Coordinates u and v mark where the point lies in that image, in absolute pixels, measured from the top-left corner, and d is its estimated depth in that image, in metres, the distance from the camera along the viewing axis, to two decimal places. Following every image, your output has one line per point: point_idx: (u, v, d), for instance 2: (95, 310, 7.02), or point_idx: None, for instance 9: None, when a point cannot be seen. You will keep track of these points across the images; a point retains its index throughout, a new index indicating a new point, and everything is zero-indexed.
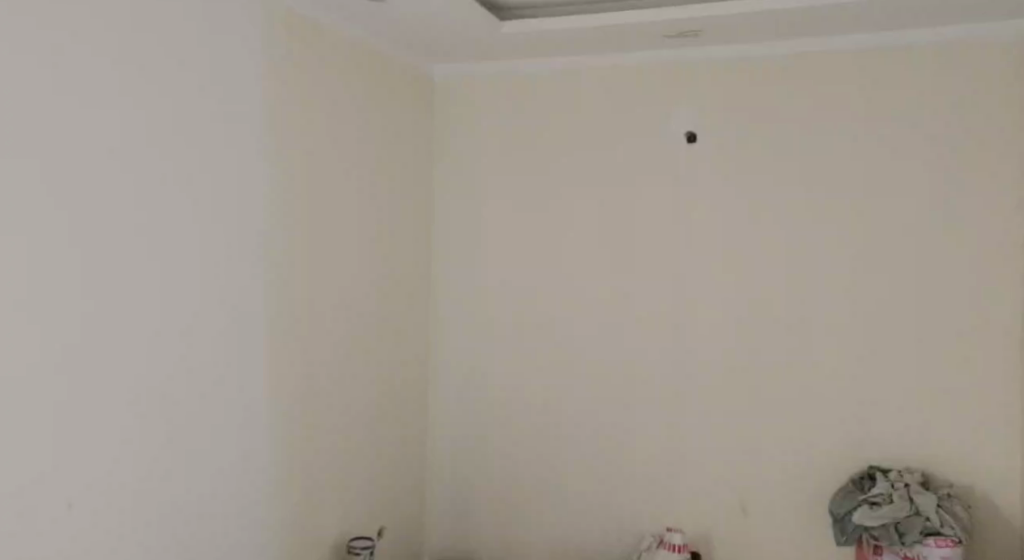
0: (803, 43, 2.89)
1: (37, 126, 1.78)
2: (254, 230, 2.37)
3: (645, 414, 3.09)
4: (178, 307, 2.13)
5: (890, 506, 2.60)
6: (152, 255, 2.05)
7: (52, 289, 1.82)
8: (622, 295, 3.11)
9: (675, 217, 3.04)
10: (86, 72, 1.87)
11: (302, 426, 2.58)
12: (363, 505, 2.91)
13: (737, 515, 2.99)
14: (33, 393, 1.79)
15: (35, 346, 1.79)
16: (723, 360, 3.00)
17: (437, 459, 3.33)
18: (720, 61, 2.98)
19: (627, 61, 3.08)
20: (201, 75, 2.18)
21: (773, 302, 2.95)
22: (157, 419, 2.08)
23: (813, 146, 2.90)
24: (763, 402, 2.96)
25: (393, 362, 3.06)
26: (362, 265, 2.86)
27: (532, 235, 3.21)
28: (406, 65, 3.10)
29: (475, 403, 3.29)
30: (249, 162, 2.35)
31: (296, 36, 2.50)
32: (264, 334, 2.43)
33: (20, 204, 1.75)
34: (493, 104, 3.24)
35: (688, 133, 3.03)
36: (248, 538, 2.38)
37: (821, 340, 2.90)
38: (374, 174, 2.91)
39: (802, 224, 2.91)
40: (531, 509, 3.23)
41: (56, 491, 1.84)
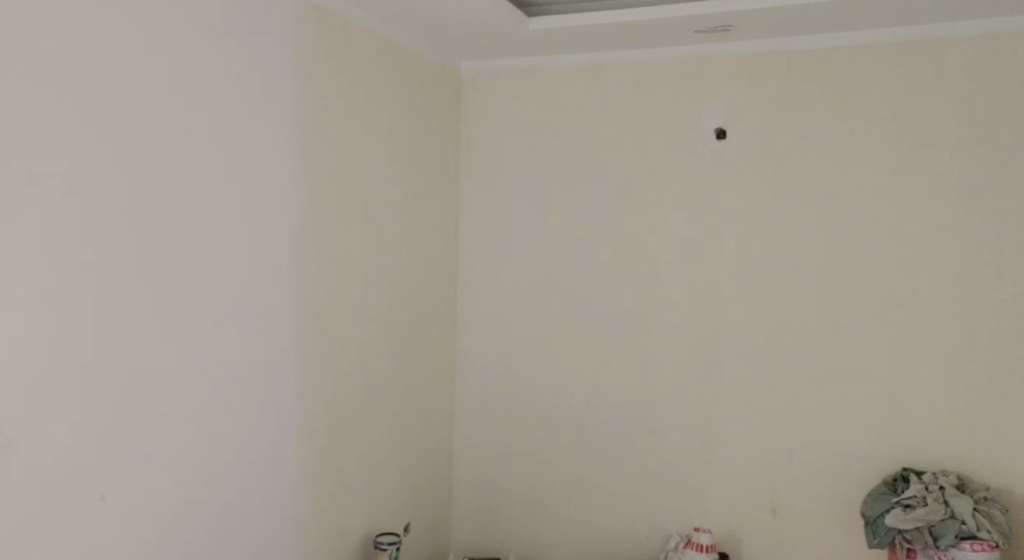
0: (837, 38, 2.83)
1: (45, 123, 1.76)
2: (280, 227, 2.37)
3: (671, 414, 3.05)
4: (198, 308, 2.11)
5: (924, 509, 2.54)
6: (170, 254, 2.03)
7: (64, 289, 1.81)
8: (650, 293, 3.07)
9: (699, 214, 3.00)
10: (100, 70, 1.85)
11: (327, 424, 2.57)
12: (387, 502, 2.89)
13: (766, 516, 2.94)
14: (45, 394, 1.78)
15: (44, 346, 1.78)
16: (751, 360, 2.95)
17: (464, 457, 3.32)
18: (752, 56, 2.93)
19: (654, 56, 3.04)
20: (228, 73, 2.17)
21: (800, 301, 2.89)
22: (184, 414, 2.08)
23: (844, 143, 2.84)
24: (791, 402, 2.91)
25: (417, 360, 3.05)
26: (387, 262, 2.84)
27: (560, 232, 3.18)
28: (432, 62, 3.08)
29: (502, 401, 3.27)
30: (274, 159, 2.34)
31: (322, 31, 2.49)
32: (289, 330, 2.42)
33: (45, 201, 1.77)
34: (521, 100, 3.21)
35: (718, 129, 2.98)
36: (274, 533, 2.37)
37: (853, 340, 2.84)
38: (399, 171, 2.89)
39: (836, 220, 2.85)
40: (559, 507, 3.20)
41: (71, 492, 1.83)
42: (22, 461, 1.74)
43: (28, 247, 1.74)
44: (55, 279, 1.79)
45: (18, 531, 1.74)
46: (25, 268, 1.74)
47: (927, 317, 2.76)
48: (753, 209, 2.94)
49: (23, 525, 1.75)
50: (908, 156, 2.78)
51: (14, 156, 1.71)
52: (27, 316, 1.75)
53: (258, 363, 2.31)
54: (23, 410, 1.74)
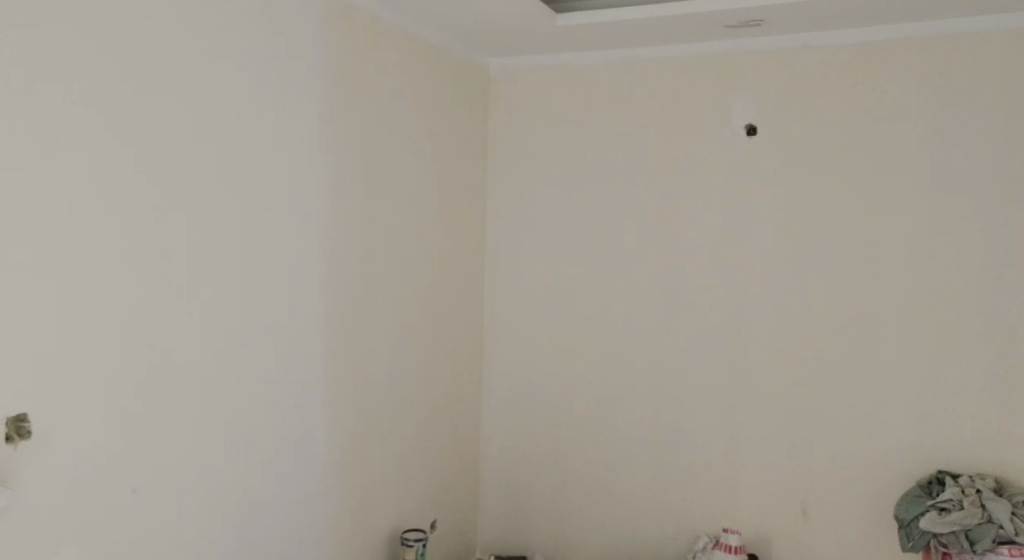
0: (871, 32, 2.79)
1: (78, 124, 1.77)
2: (309, 221, 2.37)
3: (700, 414, 3.02)
4: (228, 305, 2.12)
5: (960, 512, 2.49)
6: (198, 253, 2.03)
7: (96, 291, 1.82)
8: (679, 291, 3.04)
9: (730, 212, 2.97)
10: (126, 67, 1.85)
11: (354, 420, 2.57)
12: (415, 499, 2.90)
13: (797, 518, 2.90)
14: (76, 395, 1.79)
15: (75, 345, 1.78)
16: (782, 360, 2.91)
17: (489, 454, 3.32)
18: (783, 51, 2.89)
19: (685, 52, 3.01)
20: (257, 70, 2.18)
21: (832, 300, 2.85)
22: (214, 407, 2.09)
23: (878, 139, 2.79)
24: (822, 403, 2.87)
25: (444, 357, 3.05)
26: (414, 259, 2.84)
27: (588, 229, 3.16)
28: (460, 59, 3.07)
29: (528, 399, 3.26)
30: (303, 155, 2.34)
31: (351, 27, 2.48)
32: (318, 325, 2.42)
33: (79, 200, 1.77)
34: (549, 96, 3.19)
35: (748, 126, 2.94)
36: (301, 528, 2.38)
37: (887, 340, 2.79)
38: (427, 167, 2.89)
39: (869, 217, 2.81)
40: (585, 505, 3.19)
41: (98, 493, 1.83)
42: (48, 463, 1.74)
43: (56, 246, 1.74)
44: (83, 278, 1.79)
45: (45, 533, 1.74)
46: (55, 267, 1.74)
47: (965, 318, 2.70)
48: (785, 207, 2.90)
49: (50, 527, 1.75)
50: (945, 153, 2.72)
51: (42, 153, 1.71)
52: (59, 317, 1.75)
53: (287, 358, 2.32)
54: (50, 410, 1.74)
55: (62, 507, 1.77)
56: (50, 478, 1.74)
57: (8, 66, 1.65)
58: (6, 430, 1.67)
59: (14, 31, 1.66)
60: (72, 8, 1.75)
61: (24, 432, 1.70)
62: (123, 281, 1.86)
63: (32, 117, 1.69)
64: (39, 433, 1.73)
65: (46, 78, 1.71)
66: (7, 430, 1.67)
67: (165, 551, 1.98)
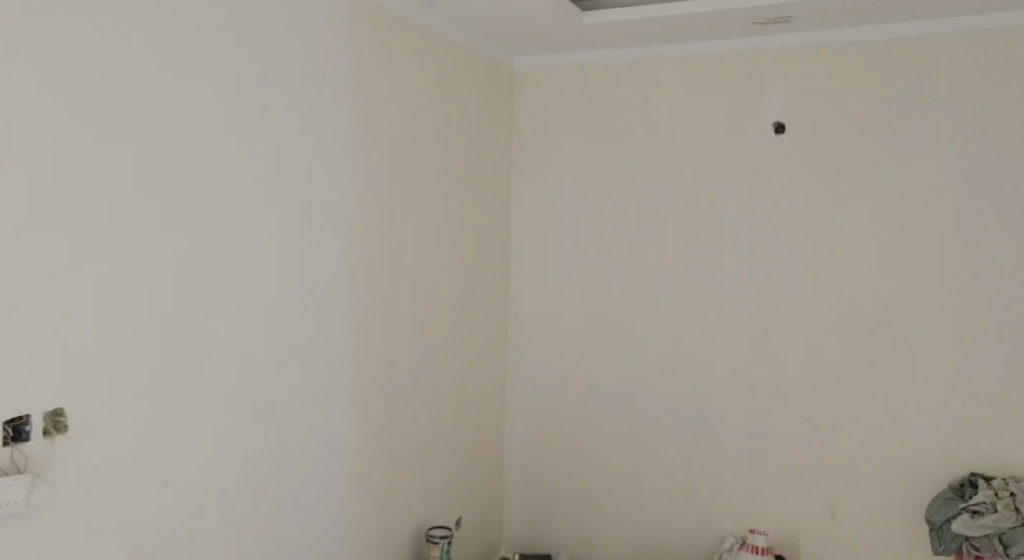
0: (903, 28, 2.74)
1: (113, 125, 1.78)
2: (337, 220, 2.38)
3: (726, 413, 3.00)
4: (258, 302, 2.14)
5: (994, 515, 2.46)
6: (229, 251, 2.05)
7: (131, 289, 1.84)
8: (705, 290, 3.02)
9: (757, 210, 2.94)
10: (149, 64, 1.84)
11: (379, 417, 2.58)
12: (440, 496, 2.90)
13: (825, 519, 2.87)
14: (112, 391, 1.81)
15: (111, 343, 1.81)
16: (810, 360, 2.88)
17: (515, 451, 3.32)
18: (813, 48, 2.85)
19: (712, 48, 2.98)
20: (285, 69, 2.18)
21: (861, 299, 2.82)
22: (245, 403, 2.11)
23: (909, 137, 2.75)
24: (851, 403, 2.83)
25: (469, 355, 3.05)
26: (439, 256, 2.84)
27: (614, 227, 3.14)
28: (485, 56, 3.06)
29: (552, 397, 3.25)
30: (331, 154, 2.35)
31: (376, 24, 2.48)
32: (346, 322, 2.43)
33: (114, 199, 1.79)
34: (574, 94, 3.18)
35: (776, 123, 2.91)
36: (327, 524, 2.39)
37: (917, 340, 2.75)
38: (452, 164, 2.89)
39: (900, 216, 2.77)
40: (610, 504, 3.18)
41: (131, 489, 1.85)
42: (82, 460, 1.76)
43: (84, 244, 1.75)
44: (111, 275, 1.80)
45: (79, 529, 1.76)
46: (91, 266, 1.76)
47: (999, 318, 2.66)
48: (813, 206, 2.87)
49: (83, 523, 1.77)
50: (980, 151, 2.67)
51: (76, 153, 1.72)
52: (97, 315, 1.78)
53: (317, 355, 2.33)
54: (83, 407, 1.76)
55: (95, 504, 1.79)
56: (84, 474, 1.76)
57: (26, 65, 1.64)
58: (43, 425, 1.70)
59: (34, 30, 1.65)
60: (98, 6, 1.75)
61: (61, 426, 1.72)
62: (153, 280, 1.88)
63: (68, 119, 1.71)
64: (74, 429, 1.75)
65: (67, 75, 1.70)
66: (44, 424, 1.70)
67: (197, 548, 2.00)
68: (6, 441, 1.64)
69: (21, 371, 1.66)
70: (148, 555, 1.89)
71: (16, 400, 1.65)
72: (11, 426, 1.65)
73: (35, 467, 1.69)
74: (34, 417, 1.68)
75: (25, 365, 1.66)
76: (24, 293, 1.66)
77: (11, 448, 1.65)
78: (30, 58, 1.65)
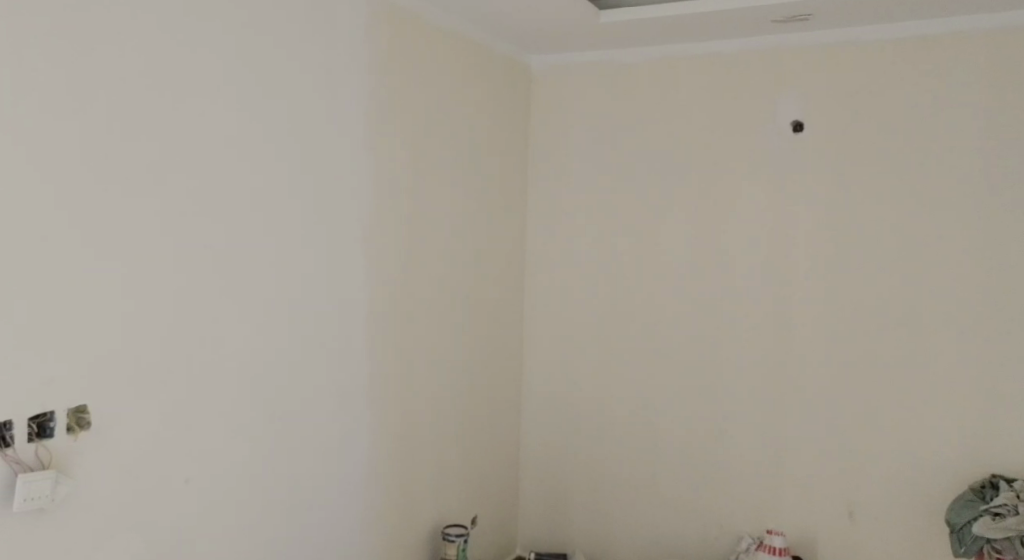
0: (923, 26, 2.72)
1: (134, 124, 1.79)
2: (355, 219, 2.39)
3: (743, 413, 2.99)
4: (277, 300, 2.15)
5: (1016, 518, 2.44)
6: (248, 248, 2.06)
7: (153, 286, 1.85)
8: (722, 289, 3.01)
9: (775, 210, 2.92)
10: (171, 64, 1.86)
11: (396, 415, 2.58)
12: (456, 495, 2.91)
13: (842, 520, 2.86)
14: (135, 388, 1.83)
15: (134, 340, 1.82)
16: (828, 361, 2.86)
17: (530, 450, 3.32)
18: (831, 46, 2.83)
19: (730, 47, 2.96)
20: (302, 68, 2.19)
21: (879, 299, 2.80)
22: (265, 401, 2.13)
23: (929, 136, 2.73)
24: (869, 404, 2.81)
25: (485, 354, 3.05)
26: (456, 253, 2.84)
27: (630, 226, 3.14)
28: (502, 55, 3.06)
29: (568, 396, 3.25)
30: (348, 153, 2.36)
31: (393, 23, 2.48)
32: (363, 321, 2.43)
33: (136, 197, 1.80)
34: (591, 93, 3.17)
35: (795, 122, 2.89)
36: (344, 521, 2.40)
37: (936, 341, 2.73)
38: (468, 163, 2.88)
39: (919, 215, 2.74)
40: (625, 504, 3.17)
41: (153, 485, 1.87)
42: (104, 456, 1.77)
43: (106, 243, 1.76)
44: (133, 274, 1.81)
45: (102, 525, 1.78)
46: (114, 264, 1.77)
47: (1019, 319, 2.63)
48: (831, 204, 2.85)
49: (106, 520, 1.78)
50: (1002, 150, 2.64)
51: (99, 151, 1.73)
52: (120, 312, 1.79)
53: (334, 353, 2.34)
54: (106, 404, 1.77)
55: (118, 500, 1.80)
56: (107, 471, 1.78)
57: (50, 64, 1.65)
58: (67, 421, 1.71)
59: (58, 30, 1.66)
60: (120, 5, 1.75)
61: (84, 422, 1.74)
62: (174, 277, 1.89)
63: (92, 118, 1.72)
64: (96, 425, 1.76)
65: (90, 74, 1.71)
66: (68, 421, 1.71)
67: (216, 545, 2.02)
68: (31, 437, 1.66)
69: (45, 369, 1.67)
70: (169, 551, 1.91)
71: (40, 397, 1.67)
72: (36, 423, 1.66)
73: (59, 463, 1.70)
74: (58, 413, 1.70)
75: (48, 363, 1.67)
76: (48, 291, 1.67)
77: (36, 444, 1.66)
78: (55, 58, 1.65)
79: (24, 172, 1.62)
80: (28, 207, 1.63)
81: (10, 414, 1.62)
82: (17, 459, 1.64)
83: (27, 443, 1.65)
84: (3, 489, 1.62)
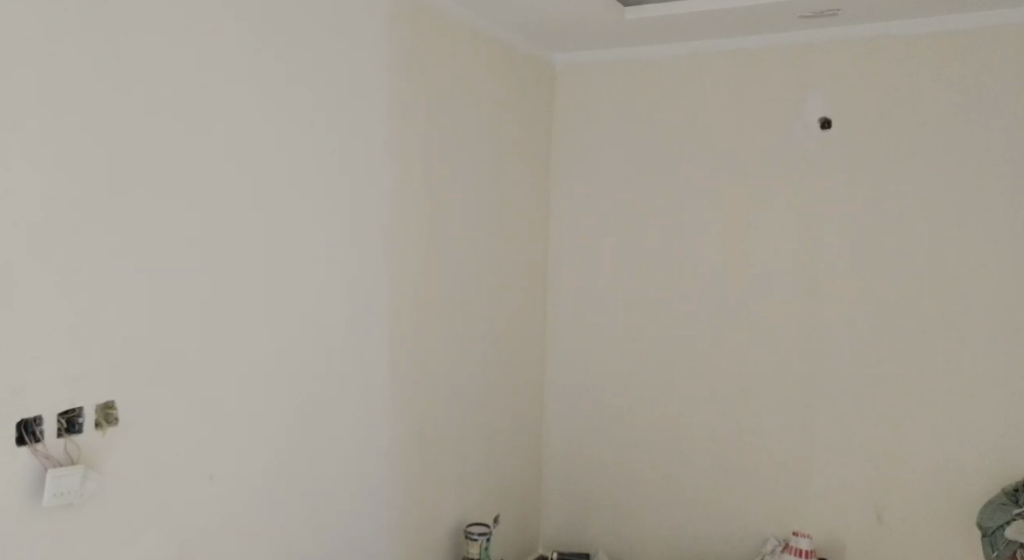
0: (955, 20, 2.66)
1: (160, 123, 1.79)
2: (380, 217, 2.39)
3: (769, 412, 2.96)
4: (301, 298, 2.15)
5: None
6: (272, 247, 2.06)
7: (180, 284, 1.85)
8: (747, 287, 2.98)
9: (801, 208, 2.89)
10: (197, 64, 1.85)
11: (419, 412, 2.58)
12: (479, 493, 2.90)
13: (869, 522, 2.82)
14: (162, 386, 1.83)
15: (161, 337, 1.82)
16: (857, 362, 2.83)
17: (553, 449, 3.31)
18: (860, 42, 2.78)
19: (756, 43, 2.93)
20: (326, 66, 2.19)
21: (908, 298, 2.75)
22: (290, 398, 2.13)
23: (960, 132, 2.68)
24: (898, 406, 2.77)
25: (508, 352, 3.04)
26: (478, 251, 2.83)
27: (654, 224, 3.11)
28: (525, 52, 3.04)
29: (591, 394, 3.24)
30: (372, 150, 2.35)
31: (417, 19, 2.47)
32: (386, 319, 2.43)
33: (163, 195, 1.81)
34: (615, 90, 3.15)
35: (822, 119, 2.85)
36: (367, 518, 2.40)
37: (966, 341, 2.68)
38: (491, 160, 2.87)
39: (949, 213, 2.70)
40: (648, 503, 3.16)
41: (180, 481, 1.87)
42: (130, 458, 1.77)
43: (135, 241, 1.76)
44: (160, 271, 1.81)
45: (126, 527, 1.78)
46: (142, 261, 1.78)
47: None
48: (859, 202, 2.81)
49: (133, 517, 1.79)
50: None
51: (127, 147, 1.74)
52: (147, 309, 1.79)
53: (358, 351, 2.34)
54: (133, 401, 1.78)
55: (145, 497, 1.81)
56: (133, 472, 1.78)
57: (76, 69, 1.65)
58: (95, 417, 1.72)
59: (85, 31, 1.65)
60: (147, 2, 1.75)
61: (112, 418, 1.74)
62: (200, 275, 1.89)
63: (120, 116, 1.72)
64: (124, 422, 1.76)
65: (117, 71, 1.71)
66: (96, 417, 1.72)
67: (242, 544, 2.02)
68: (60, 432, 1.67)
69: (74, 366, 1.68)
70: (195, 547, 1.91)
71: (68, 394, 1.67)
72: (65, 418, 1.67)
73: (88, 459, 1.71)
74: (86, 409, 1.70)
75: (77, 360, 1.68)
76: (79, 288, 1.68)
77: (65, 440, 1.67)
78: (82, 62, 1.65)
79: (50, 173, 1.62)
80: (54, 209, 1.63)
81: (40, 409, 1.63)
82: (47, 453, 1.65)
83: (56, 438, 1.66)
84: (33, 484, 1.63)
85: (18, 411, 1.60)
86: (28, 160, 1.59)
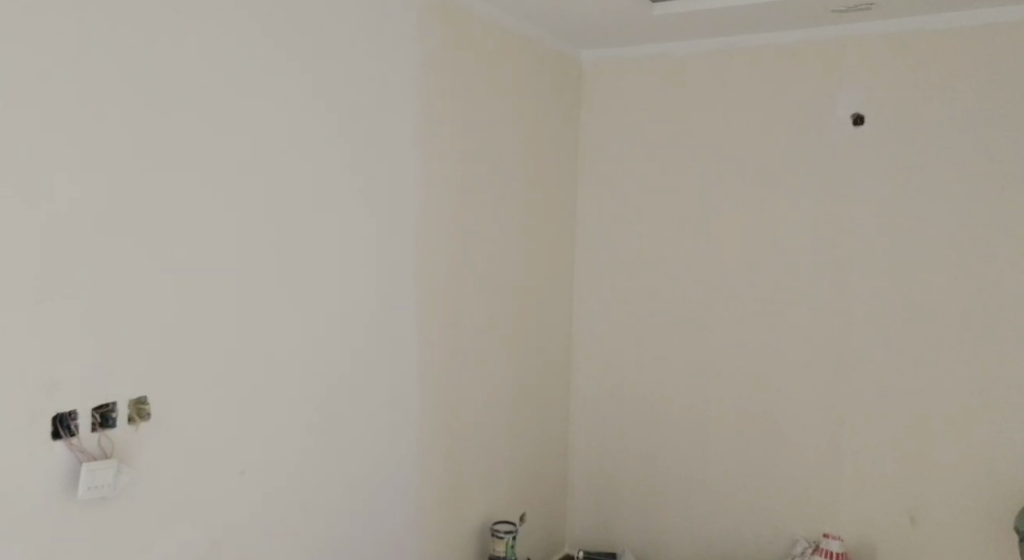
0: (991, 14, 2.59)
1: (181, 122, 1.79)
2: (406, 214, 2.38)
3: (798, 413, 2.92)
4: (328, 294, 2.15)
5: None
6: (300, 243, 2.07)
7: (209, 281, 1.86)
8: (776, 286, 2.93)
9: (833, 205, 2.83)
10: (200, 66, 1.81)
11: (445, 409, 2.57)
12: (506, 491, 2.90)
13: (901, 524, 2.78)
14: (192, 382, 1.84)
15: (190, 333, 1.83)
16: (889, 363, 2.77)
17: (580, 447, 3.30)
18: (893, 36, 2.72)
19: (787, 39, 2.87)
20: (349, 63, 2.17)
21: (942, 297, 2.69)
22: (318, 394, 2.13)
23: (997, 128, 2.61)
24: (933, 408, 2.72)
25: (533, 351, 3.02)
26: (503, 249, 2.81)
27: (681, 222, 3.08)
28: (550, 49, 3.00)
29: (617, 393, 3.22)
30: (398, 147, 2.35)
31: (440, 15, 2.44)
32: (411, 315, 2.42)
33: (191, 193, 1.81)
34: (642, 87, 3.12)
35: (855, 115, 2.79)
36: (394, 514, 2.40)
37: (1002, 341, 2.62)
38: (516, 158, 2.85)
39: (986, 210, 2.63)
40: (675, 503, 3.13)
41: (211, 476, 1.89)
42: (150, 460, 1.77)
43: (164, 238, 1.77)
44: (188, 268, 1.81)
45: (154, 525, 1.79)
46: (172, 257, 1.78)
47: None
48: (891, 199, 2.75)
49: (165, 512, 1.80)
50: None
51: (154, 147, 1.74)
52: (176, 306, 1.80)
53: (385, 347, 2.34)
54: (164, 397, 1.79)
55: (176, 492, 1.82)
56: (164, 466, 1.79)
57: (79, 76, 1.62)
58: (128, 412, 1.73)
59: (105, 33, 1.65)
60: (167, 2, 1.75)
61: (145, 414, 1.75)
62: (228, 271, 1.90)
63: (142, 116, 1.72)
64: (155, 418, 1.78)
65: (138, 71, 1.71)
66: (129, 412, 1.73)
67: (272, 542, 2.03)
68: (94, 427, 1.68)
69: (107, 361, 1.69)
70: (226, 541, 1.92)
71: (103, 388, 1.69)
72: (99, 413, 1.69)
73: (122, 454, 1.73)
74: (120, 403, 1.72)
75: (110, 355, 1.69)
76: (106, 287, 1.68)
77: (99, 434, 1.69)
78: (88, 69, 1.63)
79: (52, 173, 1.59)
80: (61, 211, 1.61)
81: (75, 404, 1.65)
82: (82, 448, 1.66)
83: (90, 433, 1.68)
84: (67, 477, 1.65)
85: (53, 406, 1.62)
86: (35, 161, 1.57)
